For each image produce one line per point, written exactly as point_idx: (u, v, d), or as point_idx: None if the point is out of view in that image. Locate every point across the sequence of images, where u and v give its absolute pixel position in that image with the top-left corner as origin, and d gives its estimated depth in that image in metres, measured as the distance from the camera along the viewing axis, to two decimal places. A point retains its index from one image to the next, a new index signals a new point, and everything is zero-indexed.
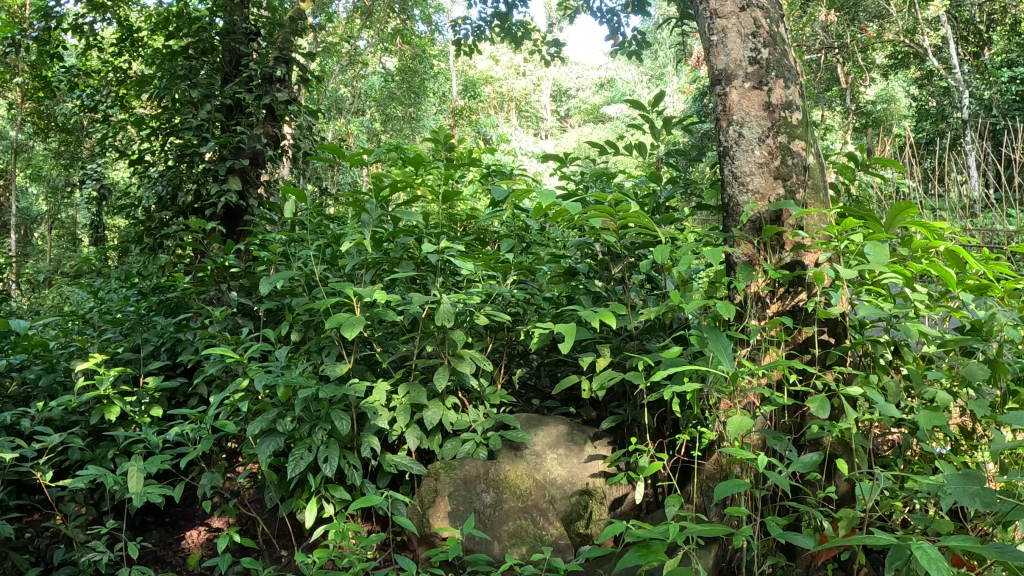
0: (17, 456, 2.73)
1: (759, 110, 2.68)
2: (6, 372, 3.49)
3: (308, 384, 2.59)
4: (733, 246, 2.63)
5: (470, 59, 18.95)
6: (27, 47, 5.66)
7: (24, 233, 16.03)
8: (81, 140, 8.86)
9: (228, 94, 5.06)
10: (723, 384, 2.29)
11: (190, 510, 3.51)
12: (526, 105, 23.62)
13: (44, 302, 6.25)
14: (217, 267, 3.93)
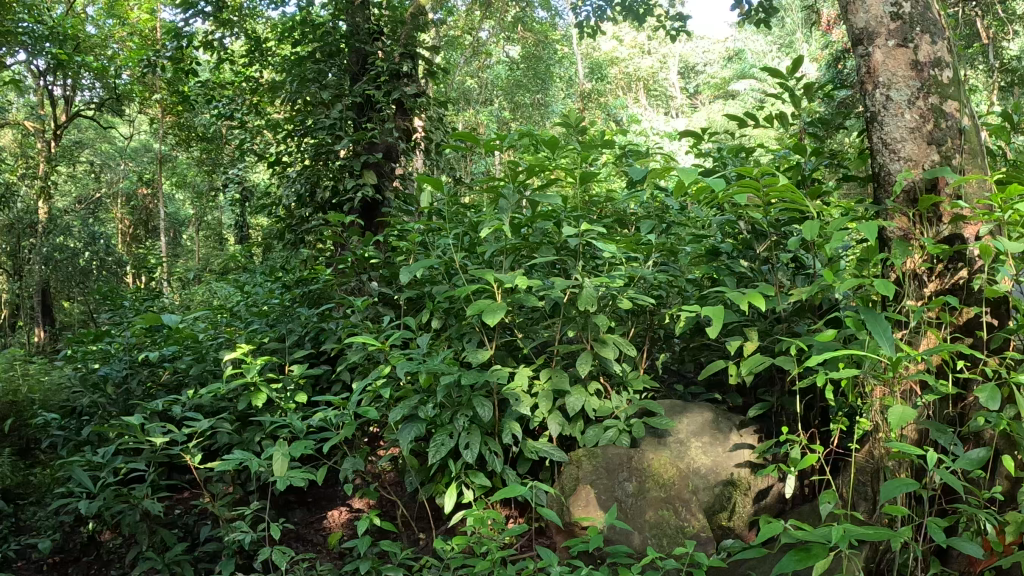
0: (168, 440, 2.84)
1: (906, 69, 2.44)
2: (159, 362, 3.71)
3: (450, 371, 2.58)
4: (886, 220, 2.41)
5: (594, 41, 18.73)
6: (163, 66, 6.12)
7: (173, 237, 17.48)
8: (221, 148, 9.52)
9: (357, 92, 5.27)
10: (880, 370, 2.15)
11: (331, 492, 3.71)
12: (654, 83, 23.02)
13: (195, 297, 6.82)
14: (359, 258, 4.10)
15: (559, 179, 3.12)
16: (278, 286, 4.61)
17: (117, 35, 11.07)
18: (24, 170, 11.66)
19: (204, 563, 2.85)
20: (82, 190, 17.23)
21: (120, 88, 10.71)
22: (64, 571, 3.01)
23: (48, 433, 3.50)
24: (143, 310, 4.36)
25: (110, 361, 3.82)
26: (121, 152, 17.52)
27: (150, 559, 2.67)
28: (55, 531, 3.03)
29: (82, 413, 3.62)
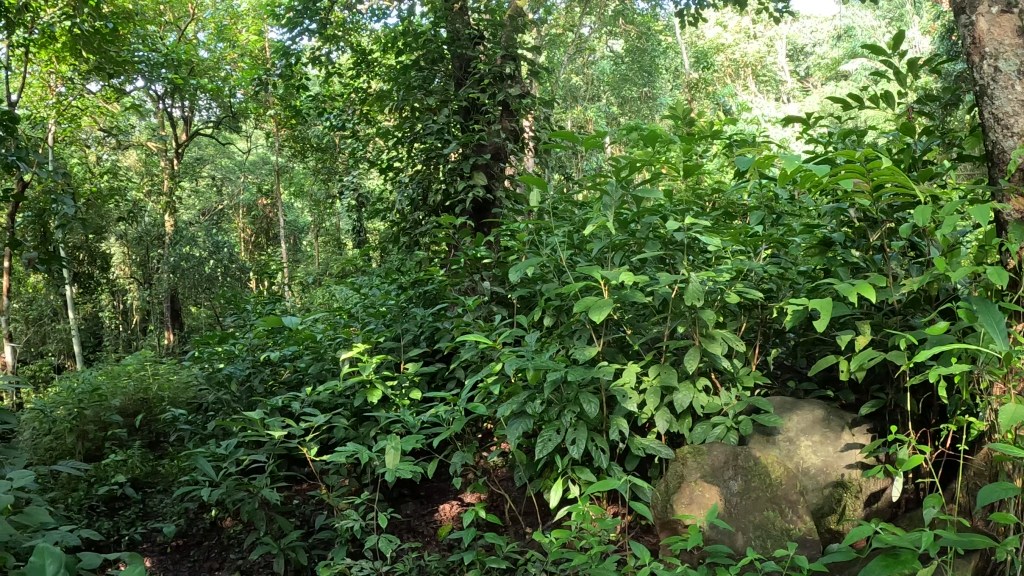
0: (286, 433, 2.96)
1: (1014, 36, 2.28)
2: (279, 362, 3.91)
3: (556, 367, 2.41)
4: (1001, 202, 2.24)
5: (697, 29, 18.21)
6: (275, 83, 6.50)
7: (294, 243, 18.51)
8: (335, 157, 9.95)
9: (463, 97, 5.39)
10: (996, 365, 2.03)
11: (443, 486, 3.78)
12: (764, 70, 22.16)
13: (316, 300, 7.20)
14: (471, 258, 3.95)
15: (667, 171, 2.94)
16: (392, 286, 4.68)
17: (229, 57, 11.95)
18: (156, 187, 12.76)
19: (319, 549, 2.99)
20: (210, 203, 18.63)
21: (237, 107, 11.53)
22: (187, 553, 3.23)
23: (177, 427, 3.89)
24: (264, 312, 4.61)
25: (234, 363, 4.07)
26: (241, 166, 18.69)
27: (267, 543, 2.82)
28: (181, 517, 3.39)
29: (209, 409, 4.01)
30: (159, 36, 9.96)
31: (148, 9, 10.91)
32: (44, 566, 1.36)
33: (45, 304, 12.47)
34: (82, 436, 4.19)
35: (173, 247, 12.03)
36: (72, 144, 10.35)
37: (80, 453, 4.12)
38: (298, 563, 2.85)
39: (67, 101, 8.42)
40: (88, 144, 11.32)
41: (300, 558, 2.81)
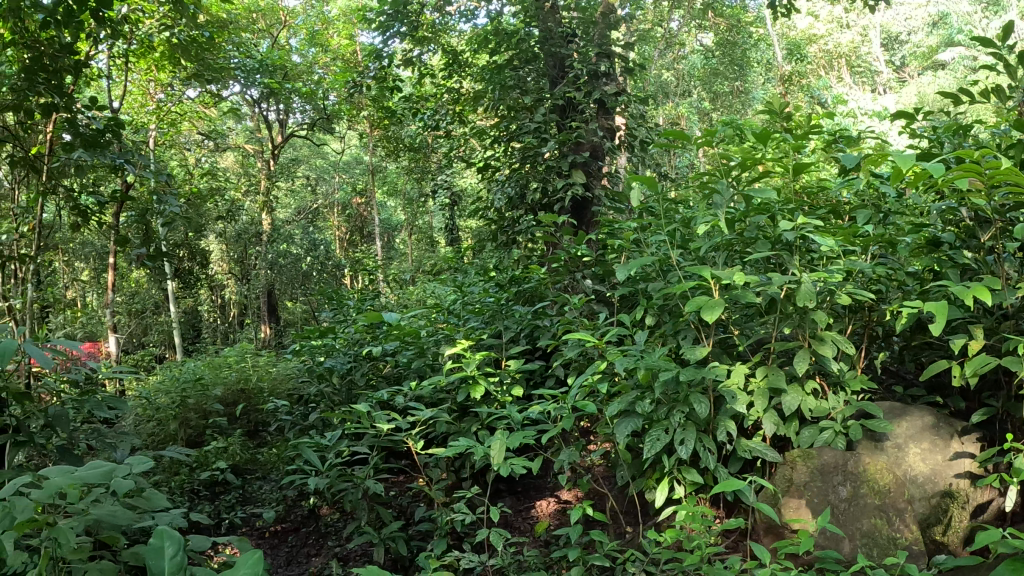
0: (392, 428, 3.00)
1: None
2: (382, 357, 3.98)
3: (669, 366, 2.29)
4: None
5: (789, 20, 17.74)
6: (367, 85, 6.63)
7: (387, 240, 19.10)
8: (427, 156, 10.17)
9: (558, 94, 5.28)
10: None
11: (541, 482, 3.72)
12: (860, 61, 21.19)
13: (413, 296, 7.38)
14: (571, 256, 3.81)
15: (776, 170, 2.82)
16: (490, 283, 4.65)
17: (322, 61, 12.35)
18: (251, 187, 13.39)
19: (418, 541, 3.04)
20: (303, 203, 19.34)
21: (327, 109, 11.95)
22: (285, 537, 3.44)
23: (280, 416, 4.07)
24: (362, 308, 4.68)
25: (336, 355, 4.14)
26: (335, 167, 19.36)
27: (368, 532, 2.89)
28: (279, 503, 3.65)
29: (310, 401, 4.10)
30: (253, 44, 10.47)
31: (243, 17, 11.47)
32: (164, 547, 1.51)
33: (149, 298, 13.26)
34: (184, 423, 4.69)
35: (270, 245, 12.83)
36: (173, 147, 10.99)
37: (181, 438, 4.58)
38: (399, 553, 2.89)
39: (168, 105, 8.95)
40: (188, 147, 11.96)
41: (400, 548, 2.86)
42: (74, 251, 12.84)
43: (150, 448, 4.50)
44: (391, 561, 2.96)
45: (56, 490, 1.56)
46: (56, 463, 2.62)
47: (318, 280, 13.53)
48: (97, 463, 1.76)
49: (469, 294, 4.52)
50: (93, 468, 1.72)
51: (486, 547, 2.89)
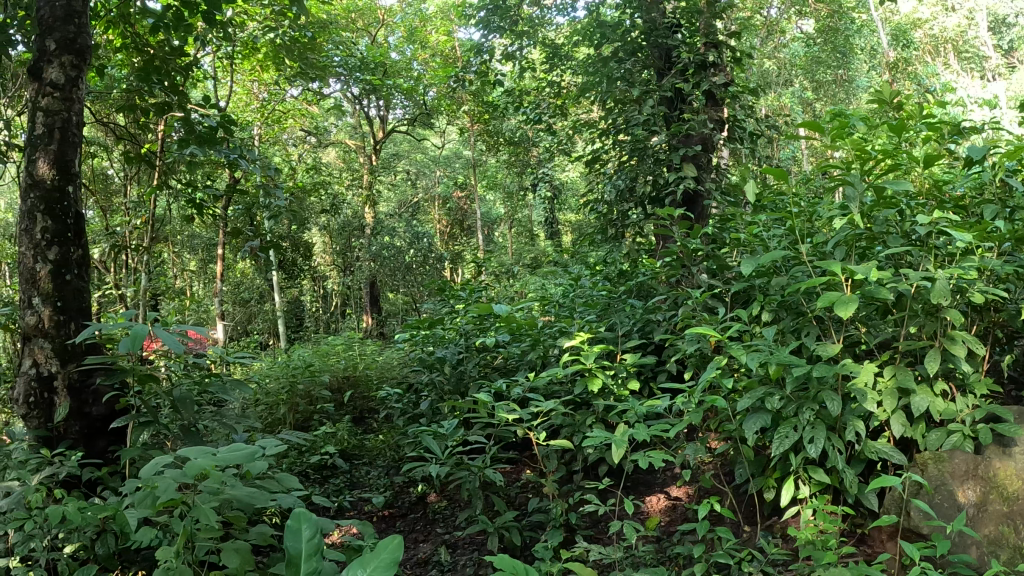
0: (515, 418, 3.05)
1: None
2: (495, 349, 4.05)
3: (801, 361, 2.20)
4: None
5: (896, 3, 16.92)
6: (470, 80, 7.04)
7: (487, 234, 19.51)
8: (528, 150, 10.31)
9: (667, 86, 4.81)
10: None
11: (649, 477, 3.29)
12: (974, 43, 19.89)
13: (522, 290, 7.51)
14: (683, 248, 3.47)
15: (908, 163, 2.68)
16: (599, 276, 4.59)
17: (421, 57, 12.63)
18: (354, 180, 14.00)
19: (530, 531, 3.08)
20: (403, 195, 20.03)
21: (428, 104, 12.42)
22: (392, 523, 3.64)
23: (390, 404, 4.24)
24: (471, 300, 4.71)
25: (448, 346, 4.30)
26: (436, 161, 19.86)
27: (483, 522, 2.99)
28: (388, 490, 3.93)
29: (420, 389, 4.24)
30: (353, 42, 10.91)
31: (341, 17, 11.97)
32: (301, 530, 1.57)
33: (254, 286, 13.99)
34: (293, 408, 4.98)
35: (375, 237, 13.51)
36: (276, 144, 11.58)
37: (289, 422, 4.87)
38: (513, 543, 2.98)
39: (272, 103, 9.46)
40: (291, 144, 12.52)
41: (514, 538, 2.94)
42: (183, 243, 13.71)
43: (263, 429, 4.80)
44: (504, 550, 3.03)
45: (198, 473, 1.79)
46: (186, 442, 2.82)
47: (419, 273, 14.14)
48: (241, 446, 1.93)
49: (579, 286, 4.47)
50: (237, 451, 1.89)
51: (610, 540, 2.87)
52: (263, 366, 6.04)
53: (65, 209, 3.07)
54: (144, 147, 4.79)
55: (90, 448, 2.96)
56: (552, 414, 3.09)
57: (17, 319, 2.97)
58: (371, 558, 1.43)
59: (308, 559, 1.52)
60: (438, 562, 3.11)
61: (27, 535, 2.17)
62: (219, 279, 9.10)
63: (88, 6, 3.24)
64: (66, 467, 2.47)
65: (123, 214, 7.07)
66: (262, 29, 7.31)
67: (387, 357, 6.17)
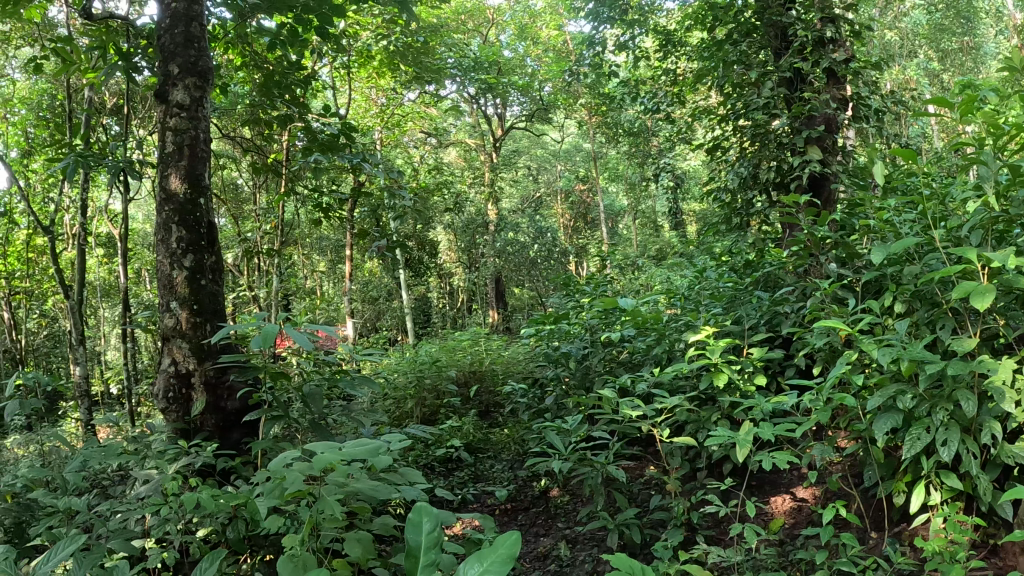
0: (639, 414, 2.99)
1: None
2: (620, 343, 3.97)
3: (933, 358, 2.02)
4: None
5: None
6: (585, 73, 6.91)
7: (609, 226, 19.56)
8: (648, 139, 10.32)
9: (785, 66, 4.44)
10: None
11: (777, 476, 3.05)
12: None
13: (647, 282, 7.43)
14: (810, 236, 3.26)
15: None
16: (723, 267, 4.41)
17: (533, 54, 12.72)
18: (476, 179, 14.39)
19: (652, 529, 3.03)
20: (527, 191, 20.54)
21: (544, 99, 12.61)
22: (514, 516, 3.73)
23: (515, 399, 4.36)
24: (596, 294, 4.61)
25: (573, 341, 4.24)
26: (555, 156, 20.05)
27: (603, 518, 2.98)
28: (513, 483, 4.04)
29: (545, 384, 4.30)
30: (466, 44, 11.29)
31: (453, 21, 12.33)
32: (421, 523, 1.47)
33: (384, 285, 14.71)
34: (421, 402, 5.17)
35: (500, 233, 14.07)
36: (398, 147, 12.06)
37: (418, 416, 5.07)
38: (632, 541, 2.93)
39: (391, 108, 9.88)
40: (413, 146, 13.03)
41: (634, 536, 2.89)
42: (314, 245, 14.55)
43: (392, 422, 5.01)
44: (623, 548, 2.99)
45: (327, 465, 1.89)
46: (316, 435, 2.97)
47: (544, 267, 14.73)
48: (365, 440, 2.02)
49: (703, 277, 4.31)
50: (360, 446, 1.97)
51: (730, 542, 2.73)
52: (393, 363, 6.29)
53: (198, 219, 3.32)
54: (271, 157, 5.08)
55: (225, 439, 3.15)
56: (677, 411, 3.03)
57: (159, 322, 3.25)
58: (488, 553, 1.23)
59: (427, 551, 1.41)
60: (557, 557, 3.14)
61: (162, 519, 2.33)
62: (348, 279, 9.58)
63: (206, 29, 3.48)
64: (200, 457, 2.64)
65: (257, 220, 7.56)
66: (378, 38, 7.61)
67: (512, 353, 6.27)
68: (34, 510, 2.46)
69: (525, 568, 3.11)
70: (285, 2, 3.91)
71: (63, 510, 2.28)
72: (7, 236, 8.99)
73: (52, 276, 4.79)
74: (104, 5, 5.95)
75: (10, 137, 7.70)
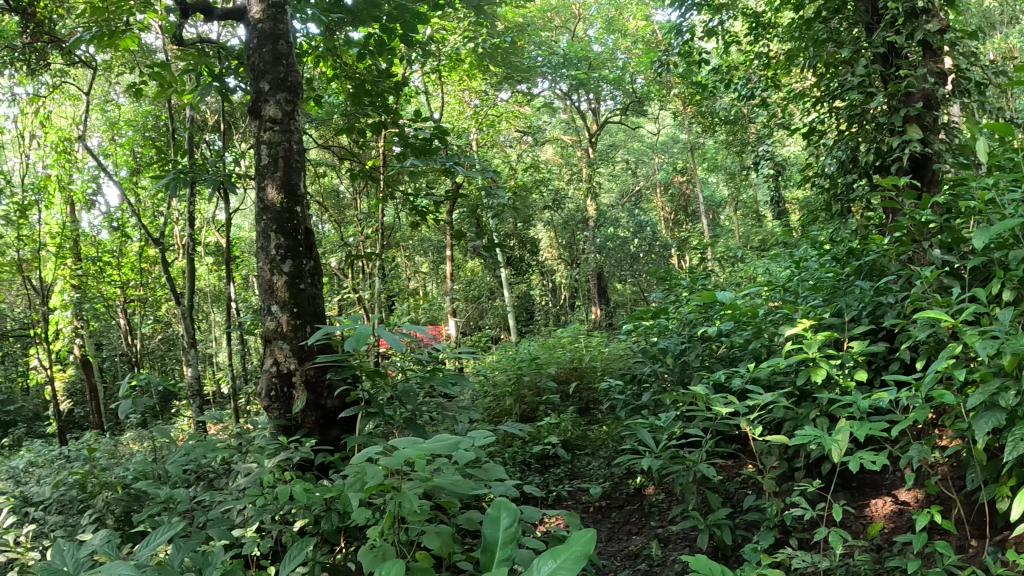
0: (730, 411, 2.88)
1: None
2: (716, 337, 3.83)
3: None
4: None
5: None
6: (675, 63, 6.68)
7: (711, 218, 18.99)
8: (745, 126, 9.95)
9: (878, 42, 4.15)
10: None
11: (879, 477, 2.86)
12: None
13: (749, 274, 7.14)
14: (911, 220, 3.03)
15: None
16: (824, 256, 4.17)
17: (623, 46, 12.53)
18: (573, 175, 14.31)
19: (745, 530, 2.92)
20: (625, 185, 20.24)
21: (637, 91, 12.39)
22: (608, 514, 3.68)
23: (614, 396, 4.20)
24: (693, 289, 4.43)
25: (671, 337, 4.08)
26: (653, 149, 19.67)
27: (694, 517, 2.89)
28: (607, 480, 3.98)
29: (643, 381, 4.10)
30: (555, 42, 11.30)
31: (540, 19, 12.35)
32: (500, 517, 1.50)
33: (487, 283, 14.95)
34: (519, 399, 5.21)
35: (601, 230, 14.05)
36: (494, 147, 12.17)
37: (516, 413, 5.12)
38: (724, 542, 2.83)
39: (484, 109, 9.99)
40: (509, 146, 13.18)
41: (725, 537, 2.80)
42: (415, 247, 14.94)
43: (490, 420, 5.08)
44: (714, 549, 2.90)
45: (405, 461, 1.83)
46: (407, 431, 3.04)
47: (646, 261, 14.77)
48: (445, 435, 1.91)
49: (804, 269, 4.07)
50: (439, 442, 1.87)
51: (818, 546, 2.61)
52: (492, 361, 6.35)
53: (295, 226, 3.50)
54: (366, 163, 5.22)
55: (325, 436, 3.30)
56: (773, 407, 2.89)
57: (262, 325, 3.44)
58: (562, 549, 1.20)
59: (505, 544, 1.44)
60: (648, 556, 3.09)
61: (261, 509, 2.41)
62: (449, 279, 9.78)
63: (293, 46, 3.66)
64: (297, 452, 2.77)
65: (359, 225, 7.86)
66: (465, 40, 7.69)
67: (611, 349, 6.18)
68: (144, 500, 2.68)
69: (614, 566, 3.08)
70: (370, 12, 4.03)
71: (171, 500, 2.46)
72: (125, 248, 9.74)
73: (167, 284, 5.14)
74: (198, 29, 6.33)
75: (123, 157, 8.33)
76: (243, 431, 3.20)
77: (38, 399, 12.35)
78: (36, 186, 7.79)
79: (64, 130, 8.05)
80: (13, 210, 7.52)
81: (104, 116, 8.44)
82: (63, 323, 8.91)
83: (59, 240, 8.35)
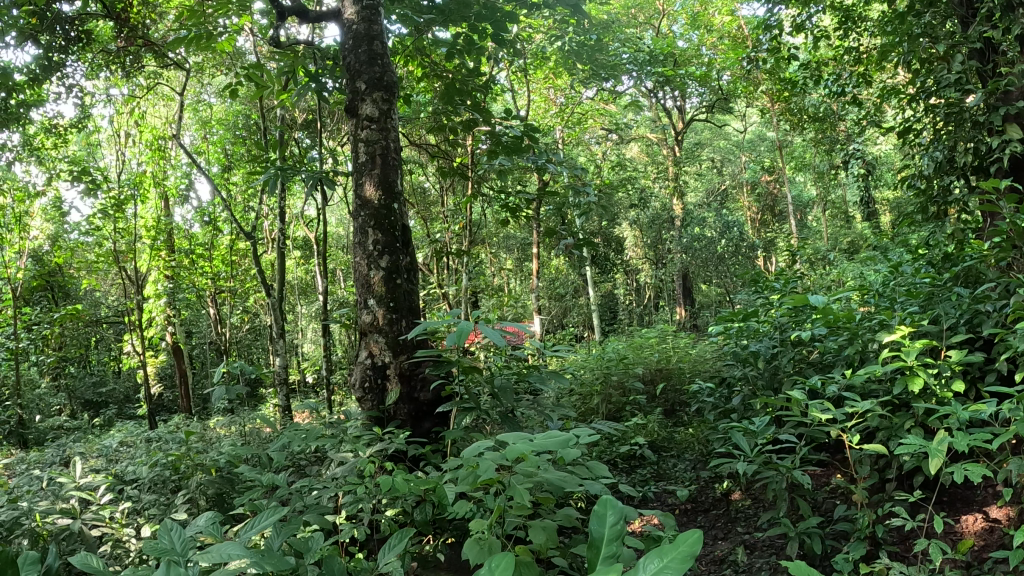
0: (826, 418, 2.77)
1: None
2: (808, 342, 3.70)
3: None
4: None
5: None
6: (762, 59, 6.45)
7: (800, 218, 18.29)
8: (836, 123, 9.54)
9: (973, 36, 3.91)
10: None
11: (972, 491, 2.71)
12: None
13: (847, 278, 6.82)
14: (1013, 226, 2.85)
15: None
16: (921, 260, 3.97)
17: (708, 42, 12.29)
18: (658, 174, 14.10)
19: (836, 541, 2.81)
20: (711, 184, 19.78)
21: (723, 88, 12.09)
22: (694, 517, 3.61)
23: (701, 398, 4.10)
24: (786, 291, 4.25)
25: (761, 340, 3.93)
26: (739, 146, 19.12)
27: (783, 525, 2.80)
28: (693, 484, 3.90)
29: (733, 383, 3.99)
30: (640, 39, 11.14)
31: (623, 16, 12.27)
32: (605, 515, 1.34)
33: (568, 281, 14.89)
34: (606, 399, 5.18)
35: (686, 229, 13.78)
36: (579, 145, 12.12)
37: (602, 411, 5.09)
38: (813, 551, 2.73)
39: (570, 107, 9.96)
40: (593, 142, 13.11)
41: (814, 546, 2.69)
42: (499, 243, 15.04)
43: (576, 417, 5.07)
44: (802, 558, 2.79)
45: (515, 458, 1.78)
46: (496, 426, 3.06)
47: (731, 262, 14.34)
48: (555, 431, 1.85)
49: (899, 272, 3.88)
50: (548, 438, 1.81)
51: (910, 559, 2.49)
52: (579, 359, 6.33)
53: (391, 222, 3.58)
54: (456, 160, 5.26)
55: (418, 428, 3.35)
56: (868, 415, 2.77)
57: (358, 318, 3.55)
58: (669, 549, 1.04)
59: (610, 543, 1.28)
60: (734, 562, 3.01)
61: (356, 498, 2.46)
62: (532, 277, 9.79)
63: (387, 46, 3.75)
64: (390, 443, 2.84)
65: (446, 221, 7.98)
66: (551, 39, 7.68)
67: (700, 350, 6.03)
68: (234, 483, 2.82)
69: (700, 570, 3.01)
70: (459, 13, 4.06)
71: (265, 484, 2.57)
72: (215, 241, 10.22)
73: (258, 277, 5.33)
74: (287, 32, 6.56)
75: (215, 154, 8.73)
76: (336, 421, 3.30)
77: (133, 382, 13.06)
78: (132, 182, 8.24)
79: (157, 129, 8.51)
80: (111, 204, 8.00)
81: (195, 114, 8.89)
82: (159, 311, 9.41)
83: (152, 233, 8.83)
